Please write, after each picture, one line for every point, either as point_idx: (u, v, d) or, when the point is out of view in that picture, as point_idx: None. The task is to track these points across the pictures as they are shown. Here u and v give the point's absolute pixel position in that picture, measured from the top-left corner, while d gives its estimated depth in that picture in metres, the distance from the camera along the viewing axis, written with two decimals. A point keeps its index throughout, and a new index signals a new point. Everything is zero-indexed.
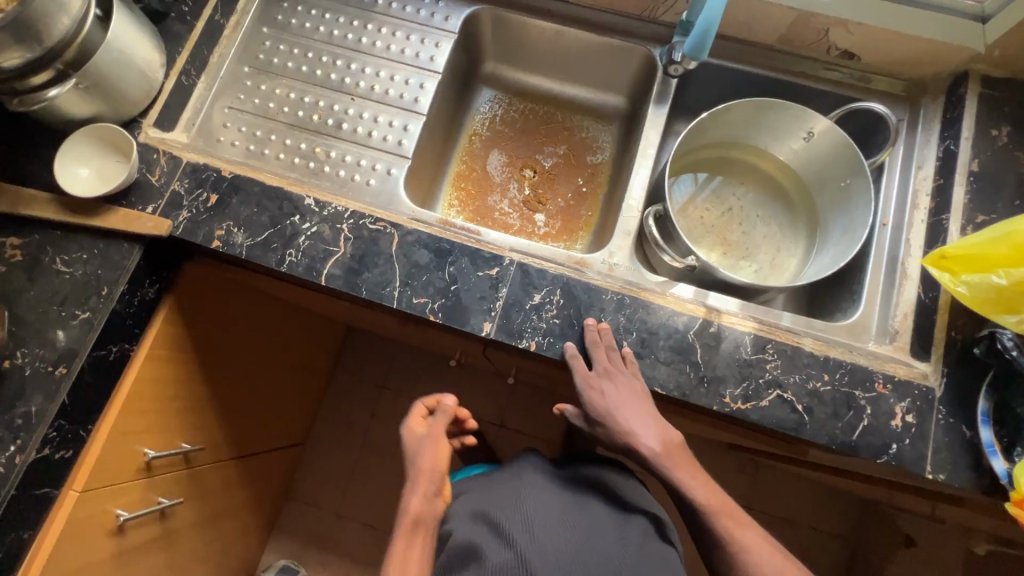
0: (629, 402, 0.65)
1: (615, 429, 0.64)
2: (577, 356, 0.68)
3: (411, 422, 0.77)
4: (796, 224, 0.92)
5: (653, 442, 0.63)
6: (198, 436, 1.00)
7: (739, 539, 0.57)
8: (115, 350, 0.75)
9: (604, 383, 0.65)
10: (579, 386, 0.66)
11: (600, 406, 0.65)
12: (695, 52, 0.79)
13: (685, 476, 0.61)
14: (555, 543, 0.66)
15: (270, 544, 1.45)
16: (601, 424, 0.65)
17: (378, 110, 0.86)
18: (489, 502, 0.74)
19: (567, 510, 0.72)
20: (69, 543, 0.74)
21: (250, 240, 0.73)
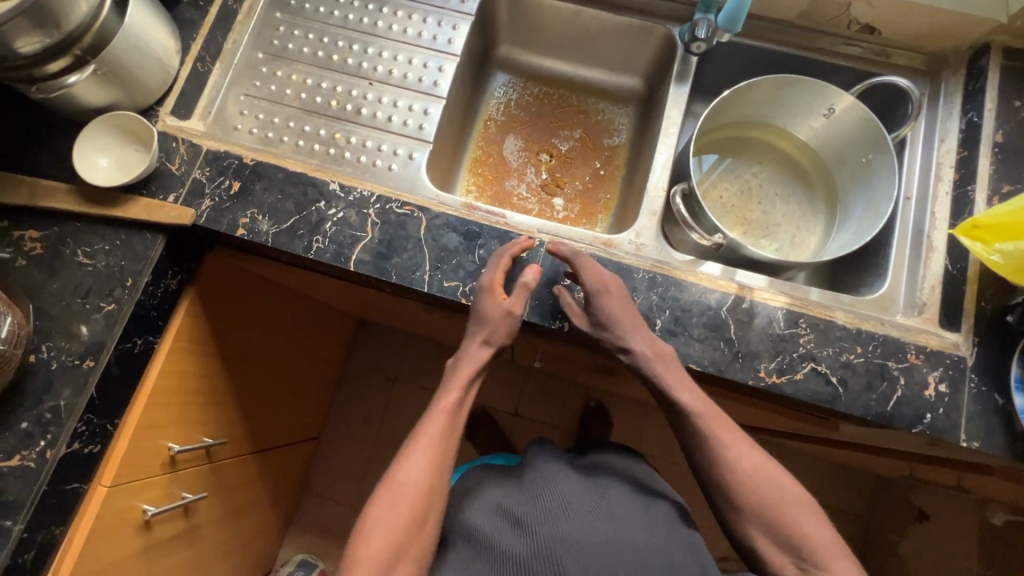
0: (631, 312, 0.67)
1: (619, 333, 0.66)
2: (584, 261, 0.68)
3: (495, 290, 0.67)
4: (815, 201, 0.92)
5: (645, 345, 0.66)
6: (218, 430, 0.99)
7: (735, 453, 0.63)
8: (140, 343, 0.74)
9: (611, 287, 0.67)
10: (590, 290, 0.66)
11: (607, 311, 0.66)
12: (732, 22, 0.79)
13: (680, 384, 0.64)
14: (581, 530, 0.65)
15: (287, 539, 1.45)
16: (603, 326, 0.66)
17: (396, 95, 0.85)
18: (507, 493, 0.72)
19: (590, 496, 0.70)
20: (98, 538, 0.74)
21: (276, 227, 0.72)
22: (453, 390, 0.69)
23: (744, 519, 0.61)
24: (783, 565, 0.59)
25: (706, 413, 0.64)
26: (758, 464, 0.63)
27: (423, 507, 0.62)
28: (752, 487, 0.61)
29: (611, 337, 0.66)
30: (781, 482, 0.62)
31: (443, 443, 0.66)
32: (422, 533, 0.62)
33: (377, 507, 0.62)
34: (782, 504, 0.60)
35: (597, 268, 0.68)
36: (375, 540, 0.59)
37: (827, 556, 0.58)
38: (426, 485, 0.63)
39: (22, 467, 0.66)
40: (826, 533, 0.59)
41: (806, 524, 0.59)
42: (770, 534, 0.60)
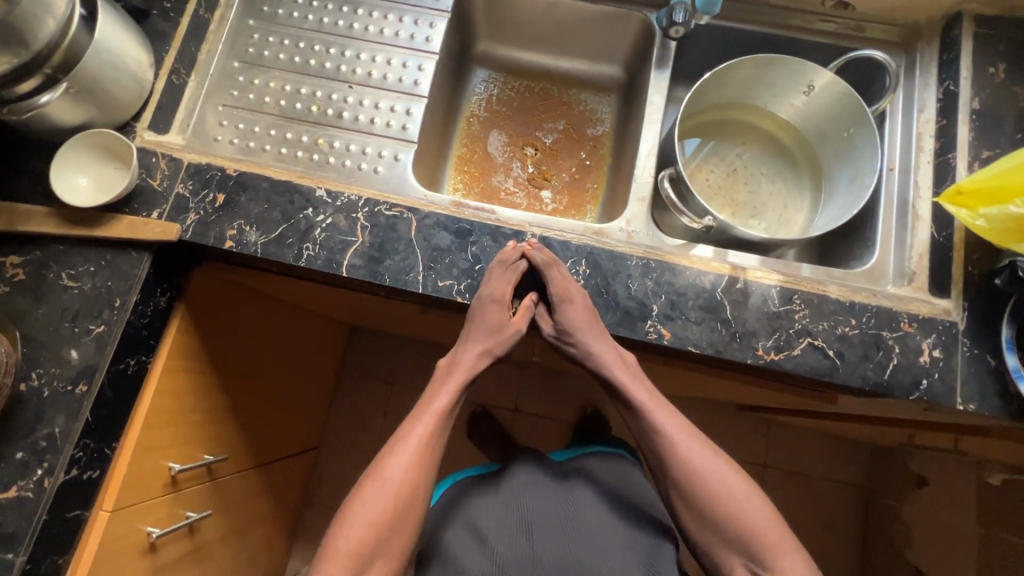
0: (593, 322, 0.68)
1: (579, 342, 0.68)
2: (553, 268, 0.69)
3: (493, 310, 0.70)
4: (800, 178, 0.93)
5: (606, 351, 0.69)
6: (217, 446, 0.98)
7: (687, 452, 0.65)
8: (132, 364, 0.73)
9: (574, 298, 0.68)
10: (555, 300, 0.68)
11: (568, 320, 0.68)
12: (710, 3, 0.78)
13: (639, 386, 0.68)
14: (546, 556, 0.67)
15: (294, 551, 1.44)
16: (567, 335, 0.69)
17: (377, 97, 0.84)
18: (481, 506, 0.73)
19: (561, 511, 0.71)
20: (104, 564, 0.73)
21: (264, 237, 0.71)
22: (445, 392, 0.70)
23: (692, 518, 0.64)
24: (734, 562, 0.62)
25: (660, 413, 0.67)
26: (707, 461, 0.65)
27: (406, 504, 0.64)
28: (702, 487, 0.63)
29: (573, 345, 0.69)
30: (734, 483, 0.64)
31: (430, 443, 0.67)
32: (403, 529, 0.64)
33: (360, 500, 0.63)
34: (730, 500, 0.62)
35: (566, 277, 0.70)
36: (356, 532, 0.61)
37: (772, 552, 0.60)
38: (414, 484, 0.65)
39: (20, 498, 0.65)
40: (774, 527, 0.62)
41: (755, 519, 0.62)
42: (719, 533, 0.62)
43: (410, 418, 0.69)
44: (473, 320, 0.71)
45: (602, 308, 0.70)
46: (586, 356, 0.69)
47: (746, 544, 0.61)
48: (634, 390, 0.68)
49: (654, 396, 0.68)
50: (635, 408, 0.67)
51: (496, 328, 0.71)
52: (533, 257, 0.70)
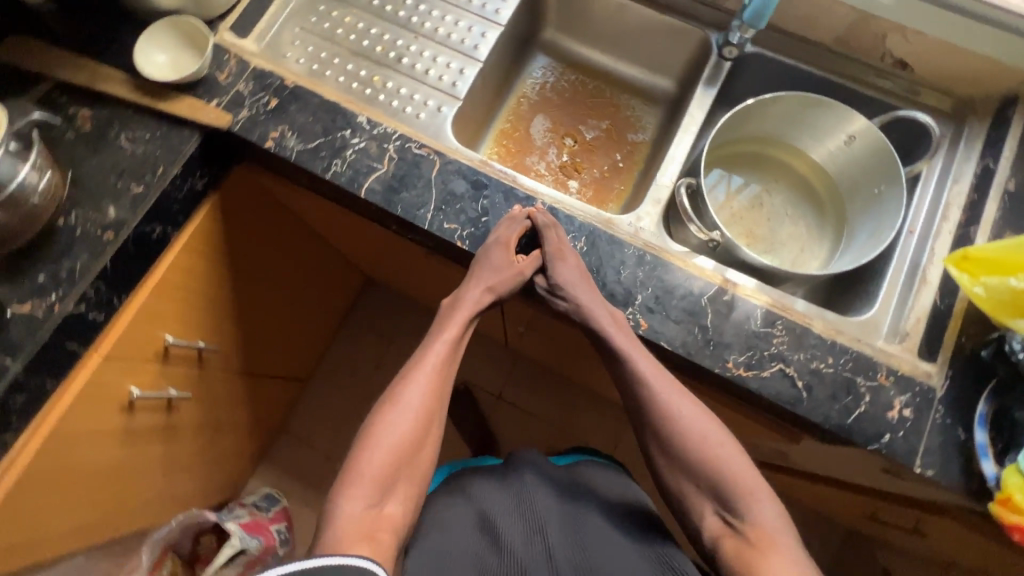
0: (586, 277, 0.70)
1: (571, 294, 0.69)
2: (549, 227, 0.72)
3: (501, 252, 0.71)
4: (824, 227, 0.93)
5: (599, 310, 0.68)
6: (214, 337, 1.04)
7: (669, 406, 0.66)
8: (158, 231, 0.80)
9: (567, 256, 0.71)
10: (549, 257, 0.71)
11: (560, 275, 0.70)
12: (756, 16, 0.81)
13: (627, 340, 0.68)
14: (557, 545, 0.66)
15: (257, 471, 1.52)
16: (562, 287, 0.70)
17: (437, 52, 0.89)
18: (486, 492, 0.74)
19: (565, 507, 0.72)
20: (83, 405, 0.79)
21: (301, 146, 0.77)
22: (455, 324, 0.73)
23: (668, 464, 0.66)
24: (706, 507, 0.64)
25: (648, 368, 0.66)
26: (689, 411, 0.66)
27: (424, 434, 0.69)
28: (682, 436, 0.65)
29: (564, 300, 0.70)
30: (714, 436, 0.65)
31: (441, 371, 0.71)
32: (421, 456, 0.68)
33: (382, 425, 0.68)
34: (707, 446, 0.64)
35: (563, 240, 0.73)
36: (379, 453, 0.66)
37: (744, 497, 0.62)
38: (429, 413, 0.69)
39: (31, 315, 0.72)
40: (750, 473, 0.63)
41: (730, 465, 0.64)
42: (693, 479, 0.65)
43: (422, 347, 0.73)
44: (481, 271, 0.72)
45: (596, 277, 0.72)
46: (581, 309, 0.69)
47: (720, 491, 0.63)
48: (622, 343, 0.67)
49: (642, 352, 0.68)
50: (620, 359, 0.67)
51: (509, 267, 0.72)
52: (537, 220, 0.73)
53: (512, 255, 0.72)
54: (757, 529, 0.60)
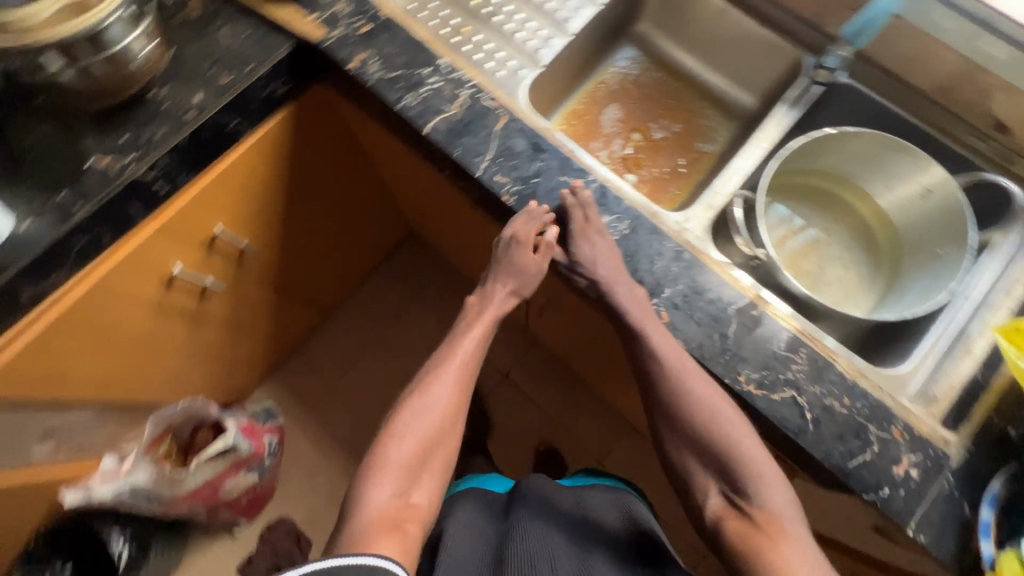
0: (610, 257, 0.71)
1: (589, 270, 0.71)
2: (576, 207, 0.73)
3: (523, 252, 0.74)
4: (875, 278, 0.90)
5: (622, 291, 0.70)
6: (258, 241, 1.10)
7: (682, 389, 0.67)
8: (233, 124, 0.84)
9: (593, 235, 0.72)
10: (574, 234, 0.72)
11: (583, 250, 0.71)
12: (857, 34, 0.85)
13: (646, 318, 0.68)
14: (563, 552, 0.73)
15: (264, 384, 1.61)
16: (585, 264, 0.72)
17: (531, 16, 0.90)
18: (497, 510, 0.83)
19: (569, 522, 0.80)
20: (128, 267, 0.87)
21: (381, 73, 0.80)
22: (477, 326, 0.77)
23: (676, 439, 0.70)
24: (711, 482, 0.68)
25: (666, 349, 0.67)
26: (710, 396, 0.67)
27: (451, 424, 0.73)
28: (695, 415, 0.67)
29: (583, 276, 0.73)
30: (728, 418, 0.66)
31: (464, 367, 0.75)
32: (445, 445, 0.72)
33: (408, 417, 0.72)
34: (725, 430, 0.66)
35: (590, 219, 0.73)
36: (409, 444, 0.70)
37: (753, 478, 0.65)
38: (451, 405, 0.73)
39: (105, 170, 0.78)
40: (763, 458, 0.66)
41: (745, 448, 0.66)
42: (697, 454, 0.69)
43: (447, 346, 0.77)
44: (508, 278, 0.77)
45: (630, 261, 0.72)
46: (601, 283, 0.70)
47: (728, 472, 0.67)
48: (635, 319, 0.69)
49: (661, 332, 0.68)
50: (637, 334, 0.68)
51: (529, 267, 0.76)
52: (555, 224, 0.74)
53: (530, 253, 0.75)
54: (764, 512, 0.63)
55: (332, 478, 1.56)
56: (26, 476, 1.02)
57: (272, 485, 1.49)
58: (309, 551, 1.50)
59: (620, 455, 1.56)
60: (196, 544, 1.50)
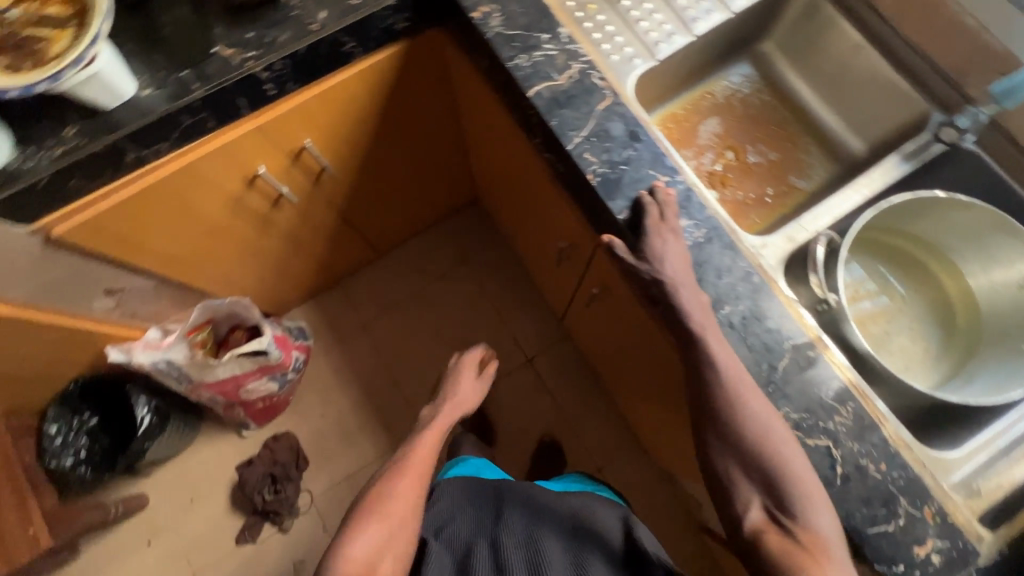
0: (677, 259, 0.70)
1: (657, 268, 0.69)
2: (652, 205, 0.72)
3: (466, 363, 1.00)
4: (943, 357, 0.86)
5: (681, 296, 0.68)
6: (339, 166, 1.14)
7: (731, 403, 0.64)
8: (349, 46, 0.88)
9: (666, 232, 0.70)
10: (647, 228, 0.70)
11: (655, 245, 0.69)
12: (1005, 94, 0.84)
13: (707, 325, 0.67)
14: (556, 556, 0.75)
15: (302, 305, 1.68)
16: (651, 259, 0.69)
17: (660, 6, 0.88)
18: (486, 510, 0.83)
19: (563, 526, 0.81)
20: (221, 155, 0.92)
21: (500, 28, 0.81)
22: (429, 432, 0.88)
23: (723, 447, 0.65)
24: (756, 501, 0.63)
25: (724, 361, 0.65)
26: (764, 410, 0.64)
27: (411, 509, 0.76)
28: (744, 430, 0.64)
29: (650, 269, 0.69)
30: (782, 437, 0.63)
31: (421, 462, 0.82)
32: (407, 529, 0.75)
33: (364, 515, 0.75)
34: (777, 444, 0.63)
35: (664, 217, 0.71)
36: (366, 538, 0.72)
37: (803, 500, 0.61)
38: (408, 490, 0.78)
39: (227, 60, 0.82)
40: (813, 480, 0.62)
41: (796, 467, 0.62)
42: (743, 465, 0.64)
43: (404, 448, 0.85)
44: (450, 395, 0.95)
45: (699, 270, 0.71)
46: (665, 280, 0.68)
47: (776, 489, 0.62)
48: (695, 324, 0.67)
49: (721, 343, 0.67)
50: (694, 341, 0.66)
51: (470, 380, 0.99)
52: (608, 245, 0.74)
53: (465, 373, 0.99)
54: (810, 534, 0.60)
55: (343, 408, 1.61)
56: (60, 321, 1.10)
57: (287, 398, 1.56)
58: (304, 469, 1.56)
59: (620, 467, 1.55)
60: (208, 432, 1.59)
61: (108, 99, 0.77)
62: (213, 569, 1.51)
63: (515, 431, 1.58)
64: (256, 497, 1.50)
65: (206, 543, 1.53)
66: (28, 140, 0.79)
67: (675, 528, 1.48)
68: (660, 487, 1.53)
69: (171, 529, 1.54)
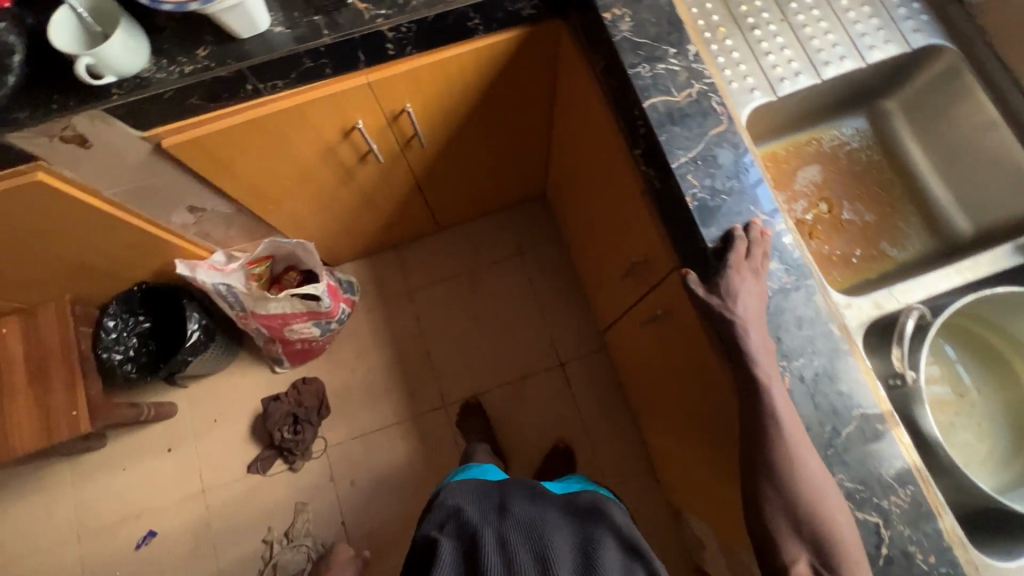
0: (753, 302, 0.68)
1: (729, 308, 0.67)
2: (740, 242, 0.70)
3: None
4: (1009, 463, 0.82)
5: (750, 341, 0.66)
6: (430, 135, 1.16)
7: (785, 460, 0.63)
8: (474, 22, 0.89)
9: (744, 272, 0.68)
10: (728, 265, 0.68)
11: (732, 284, 0.67)
12: None
13: (772, 375, 0.65)
14: (564, 540, 0.78)
15: (355, 261, 1.72)
16: (724, 296, 0.67)
17: (791, 42, 0.86)
18: (491, 502, 0.84)
19: (563, 518, 0.83)
20: (328, 102, 0.94)
21: (629, 34, 0.80)
22: None
23: (776, 500, 0.63)
24: (800, 557, 0.61)
25: (786, 416, 0.63)
26: (816, 469, 0.63)
27: None
28: (798, 487, 0.62)
29: (718, 304, 0.68)
30: (833, 503, 0.61)
31: None
32: None
33: None
34: (824, 506, 0.61)
35: (746, 256, 0.69)
36: None
37: (847, 563, 0.59)
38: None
39: (359, 12, 0.84)
40: (856, 545, 0.61)
41: (843, 530, 0.61)
42: (791, 523, 0.62)
43: None
44: None
45: (772, 316, 0.69)
46: (737, 321, 0.66)
47: (824, 550, 0.60)
48: (760, 373, 0.65)
49: (783, 399, 0.65)
50: (757, 391, 0.65)
51: None
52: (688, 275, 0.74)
53: None
54: None
55: (373, 368, 1.65)
56: (147, 226, 1.17)
57: (326, 344, 1.59)
58: (325, 418, 1.60)
59: (629, 491, 1.53)
60: (244, 360, 1.65)
61: (244, 28, 0.81)
62: (221, 490, 1.57)
63: (532, 430, 1.59)
64: (276, 433, 1.55)
65: (220, 463, 1.59)
66: (164, 53, 0.83)
67: (672, 564, 1.46)
68: (665, 520, 1.51)
69: (192, 443, 1.61)
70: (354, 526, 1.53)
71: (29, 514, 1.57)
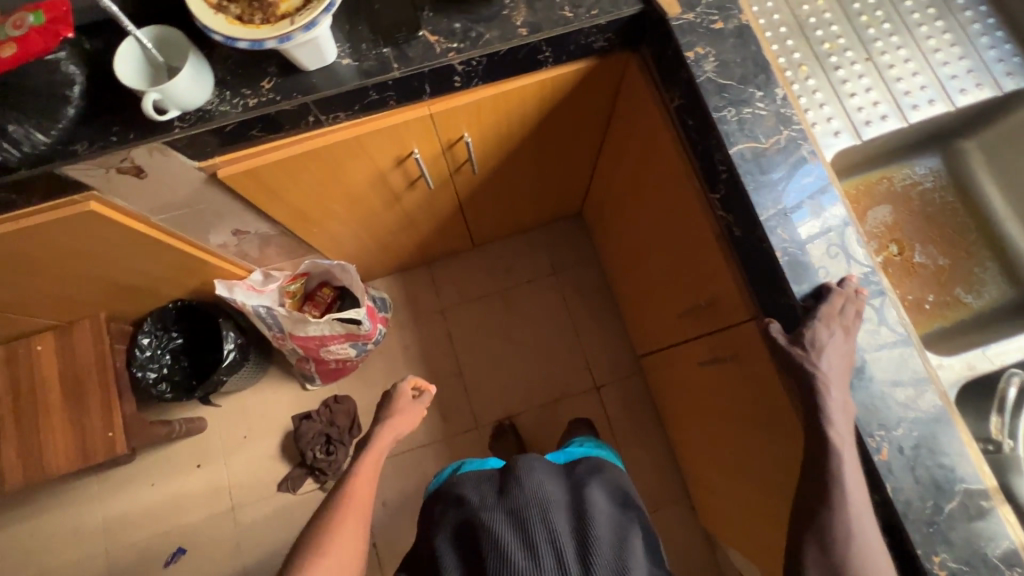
0: (841, 363, 0.65)
1: (813, 364, 0.64)
2: (840, 296, 0.67)
3: (404, 388, 0.96)
4: None
5: (836, 405, 0.64)
6: (482, 161, 1.13)
7: (858, 528, 0.60)
8: (545, 55, 0.86)
9: (834, 328, 0.65)
10: (817, 317, 0.65)
11: (823, 341, 0.65)
12: None
13: (845, 437, 0.63)
14: (565, 506, 0.74)
15: (387, 277, 1.69)
16: (810, 349, 0.65)
17: (876, 83, 0.83)
18: (491, 486, 0.78)
19: (559, 483, 0.80)
20: (386, 132, 0.91)
21: (712, 74, 0.77)
22: (407, 416, 0.94)
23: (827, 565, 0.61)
24: None
25: (852, 483, 0.61)
26: (864, 531, 0.60)
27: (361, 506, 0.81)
28: (856, 555, 0.59)
29: (801, 356, 0.66)
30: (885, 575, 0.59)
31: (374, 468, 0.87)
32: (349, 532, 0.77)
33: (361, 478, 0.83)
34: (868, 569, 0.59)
35: (841, 312, 0.66)
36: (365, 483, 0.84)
37: None
38: (354, 535, 0.78)
39: (431, 46, 0.81)
40: None
41: None
42: None
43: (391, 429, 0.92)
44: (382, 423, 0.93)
45: (854, 377, 0.66)
46: (814, 375, 0.64)
47: None
48: (833, 433, 0.63)
49: (855, 466, 0.63)
50: (830, 456, 0.63)
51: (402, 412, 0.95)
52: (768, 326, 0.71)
53: (399, 399, 0.96)
54: None
55: None
56: (190, 249, 1.14)
57: (357, 363, 1.57)
58: (356, 436, 1.58)
59: (664, 518, 1.51)
60: (274, 376, 1.63)
61: (311, 62, 0.78)
62: (250, 508, 1.55)
63: None
64: (308, 453, 1.52)
65: (249, 480, 1.57)
66: (226, 84, 0.80)
67: None
68: (700, 549, 1.48)
69: (220, 458, 1.59)
70: (385, 548, 1.51)
71: (59, 527, 1.55)
